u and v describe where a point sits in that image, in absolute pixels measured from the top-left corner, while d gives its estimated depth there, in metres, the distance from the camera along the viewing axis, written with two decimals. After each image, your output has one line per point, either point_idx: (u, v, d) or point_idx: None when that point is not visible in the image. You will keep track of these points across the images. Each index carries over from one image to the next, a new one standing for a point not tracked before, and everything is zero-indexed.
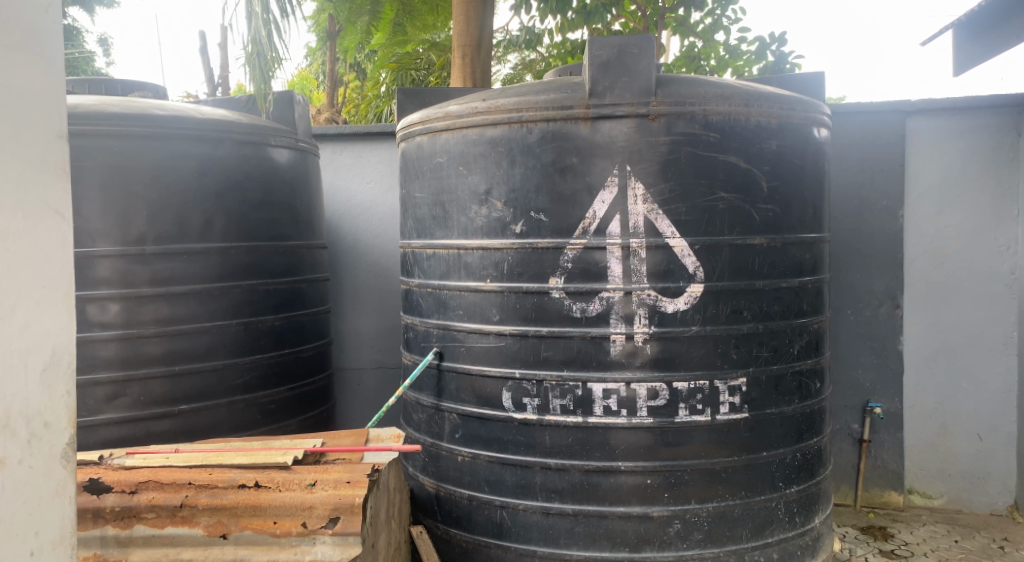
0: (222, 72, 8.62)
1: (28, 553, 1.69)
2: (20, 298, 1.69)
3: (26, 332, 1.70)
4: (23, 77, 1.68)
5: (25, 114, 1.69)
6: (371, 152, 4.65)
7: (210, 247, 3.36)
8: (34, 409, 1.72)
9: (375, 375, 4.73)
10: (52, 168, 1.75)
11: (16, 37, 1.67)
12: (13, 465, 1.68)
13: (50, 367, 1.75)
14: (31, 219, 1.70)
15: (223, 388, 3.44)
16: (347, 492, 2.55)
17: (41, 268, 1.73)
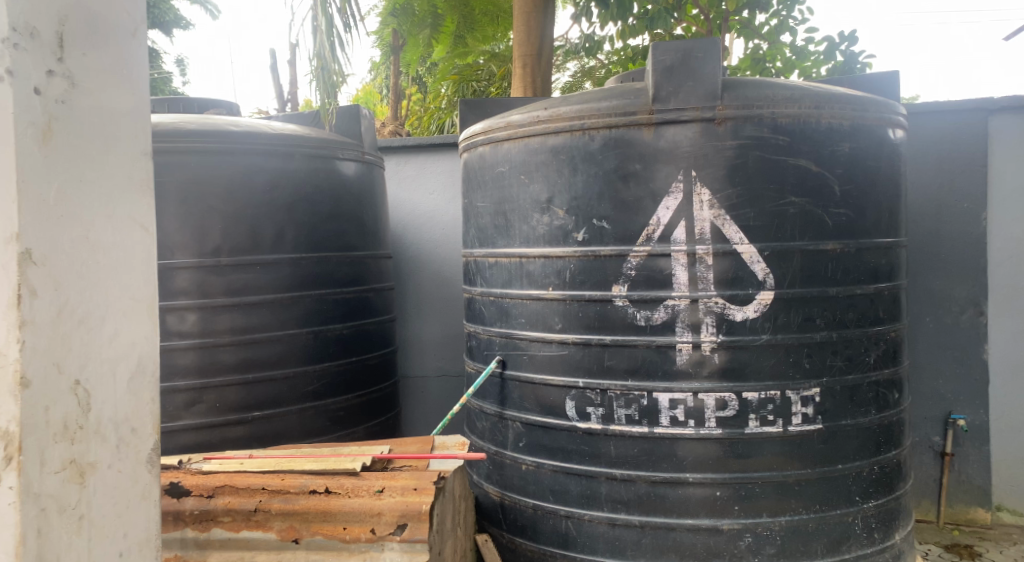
0: (291, 89, 8.81)
1: (117, 554, 1.78)
2: (109, 309, 1.76)
3: (113, 342, 1.77)
4: (113, 98, 1.78)
5: (113, 133, 1.77)
6: (434, 163, 4.68)
7: (282, 258, 3.42)
8: (122, 414, 1.80)
9: (439, 384, 4.74)
10: (137, 183, 1.83)
11: (106, 59, 1.77)
12: (104, 468, 1.76)
13: (135, 374, 1.83)
14: (119, 232, 1.78)
15: (293, 396, 3.49)
16: (415, 499, 2.56)
17: (127, 280, 1.81)
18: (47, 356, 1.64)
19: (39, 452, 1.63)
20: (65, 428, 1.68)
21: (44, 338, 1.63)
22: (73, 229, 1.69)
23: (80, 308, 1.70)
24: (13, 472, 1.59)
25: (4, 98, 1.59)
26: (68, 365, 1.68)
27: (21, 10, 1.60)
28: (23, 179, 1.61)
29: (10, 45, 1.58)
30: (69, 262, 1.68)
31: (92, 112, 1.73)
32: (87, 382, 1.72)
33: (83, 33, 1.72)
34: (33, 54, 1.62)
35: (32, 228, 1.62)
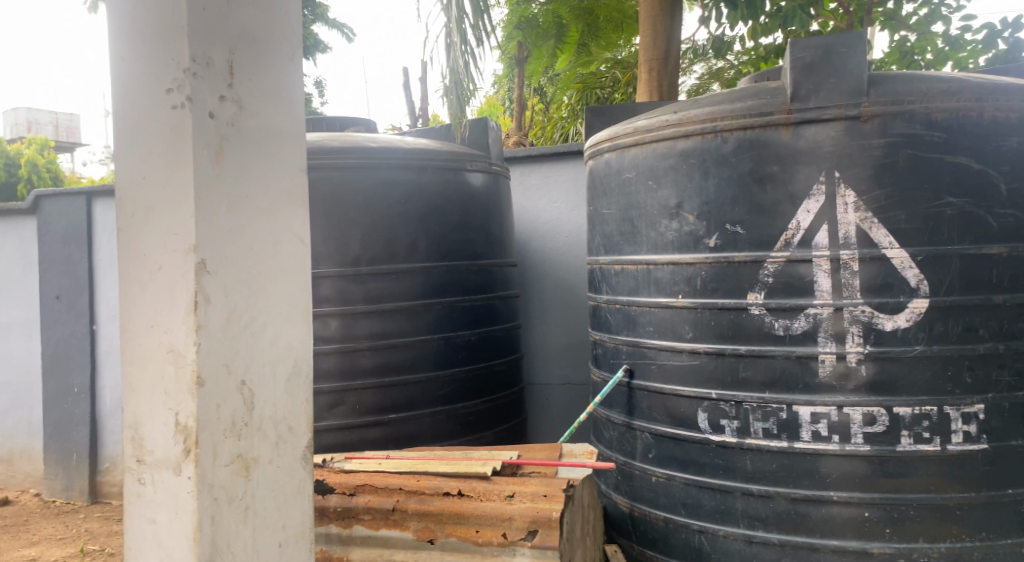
0: (423, 105, 9.04)
1: (278, 544, 1.98)
2: (270, 315, 1.98)
3: (274, 346, 1.99)
4: (274, 119, 2.01)
5: (275, 153, 2.00)
6: (558, 171, 4.65)
7: (415, 267, 3.47)
8: (281, 413, 2.02)
9: (564, 392, 4.69)
10: (296, 199, 2.06)
11: (268, 84, 2.00)
12: (266, 463, 1.98)
13: (293, 376, 2.05)
14: (280, 244, 2.01)
15: (425, 399, 3.52)
16: (545, 505, 2.53)
17: (286, 288, 2.02)
18: (217, 357, 1.88)
19: (212, 446, 1.87)
20: (233, 425, 1.92)
21: (216, 339, 1.88)
22: (240, 242, 1.93)
23: (246, 312, 1.93)
24: (190, 464, 1.85)
25: (185, 123, 1.86)
26: (236, 366, 1.92)
27: (199, 43, 1.86)
28: (199, 197, 1.85)
29: (190, 75, 1.85)
30: (237, 270, 1.92)
31: (257, 132, 1.97)
32: (251, 382, 1.95)
33: (248, 61, 1.96)
34: (208, 80, 1.88)
35: (207, 240, 1.86)
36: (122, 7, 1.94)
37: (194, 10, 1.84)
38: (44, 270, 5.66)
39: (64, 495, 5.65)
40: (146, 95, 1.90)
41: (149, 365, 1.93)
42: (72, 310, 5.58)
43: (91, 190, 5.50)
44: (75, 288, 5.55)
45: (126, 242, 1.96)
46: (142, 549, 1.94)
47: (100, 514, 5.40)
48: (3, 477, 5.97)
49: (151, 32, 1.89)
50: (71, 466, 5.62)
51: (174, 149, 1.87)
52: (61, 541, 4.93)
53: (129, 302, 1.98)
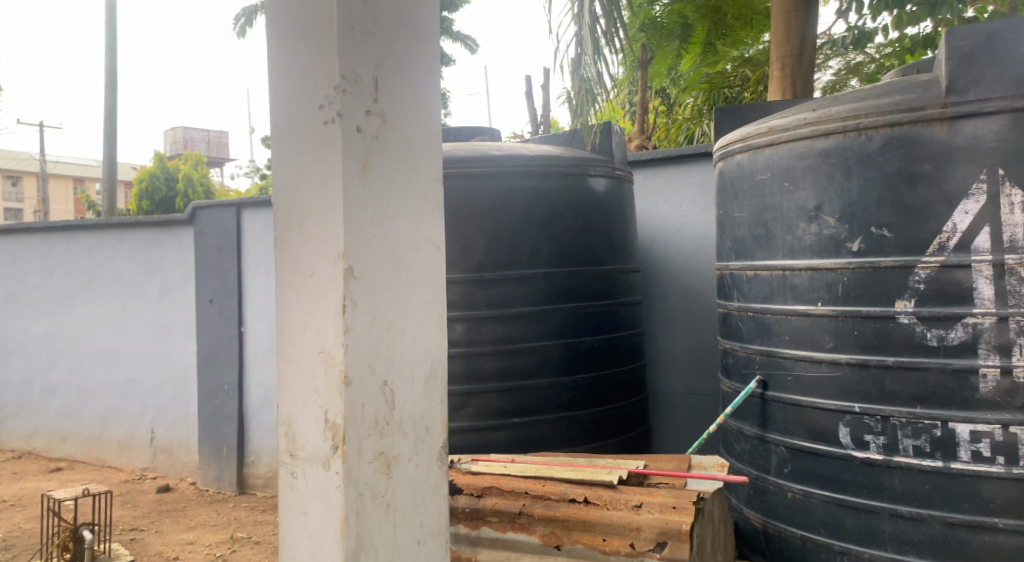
0: (544, 111, 9.07)
1: (415, 542, 1.98)
2: (408, 319, 1.99)
3: (412, 348, 2.00)
4: (414, 130, 2.02)
5: (415, 163, 2.02)
6: (683, 175, 4.51)
7: (538, 272, 3.42)
8: (419, 414, 2.01)
9: (690, 402, 4.54)
10: (433, 207, 2.06)
11: (409, 96, 2.01)
12: (406, 462, 1.97)
13: (430, 377, 2.04)
14: (418, 250, 2.01)
15: (548, 405, 3.46)
16: (674, 516, 2.43)
17: (424, 293, 2.03)
18: (362, 359, 1.90)
19: (358, 443, 1.89)
20: (376, 423, 1.92)
21: (361, 341, 1.89)
22: (382, 248, 1.94)
23: (387, 316, 1.95)
24: (338, 459, 1.87)
25: (335, 137, 1.89)
26: (379, 366, 1.93)
27: (348, 61, 1.90)
28: (348, 207, 1.88)
29: (340, 91, 1.89)
30: (380, 276, 1.94)
31: (399, 143, 1.98)
32: (392, 382, 1.95)
33: (393, 75, 1.98)
34: (356, 95, 1.91)
35: (354, 247, 1.89)
36: (275, 28, 2.00)
37: (343, 30, 1.88)
38: (201, 275, 6.20)
39: (217, 485, 6.08)
40: (299, 112, 1.95)
41: (298, 366, 1.96)
42: (223, 313, 6.08)
43: (240, 202, 6.02)
44: (227, 293, 6.03)
45: (280, 247, 2.00)
46: (294, 541, 1.96)
47: (247, 504, 5.75)
48: (164, 467, 6.50)
49: (304, 52, 1.94)
50: (222, 457, 6.05)
51: (324, 161, 1.91)
52: (214, 527, 5.31)
53: (285, 304, 2.01)
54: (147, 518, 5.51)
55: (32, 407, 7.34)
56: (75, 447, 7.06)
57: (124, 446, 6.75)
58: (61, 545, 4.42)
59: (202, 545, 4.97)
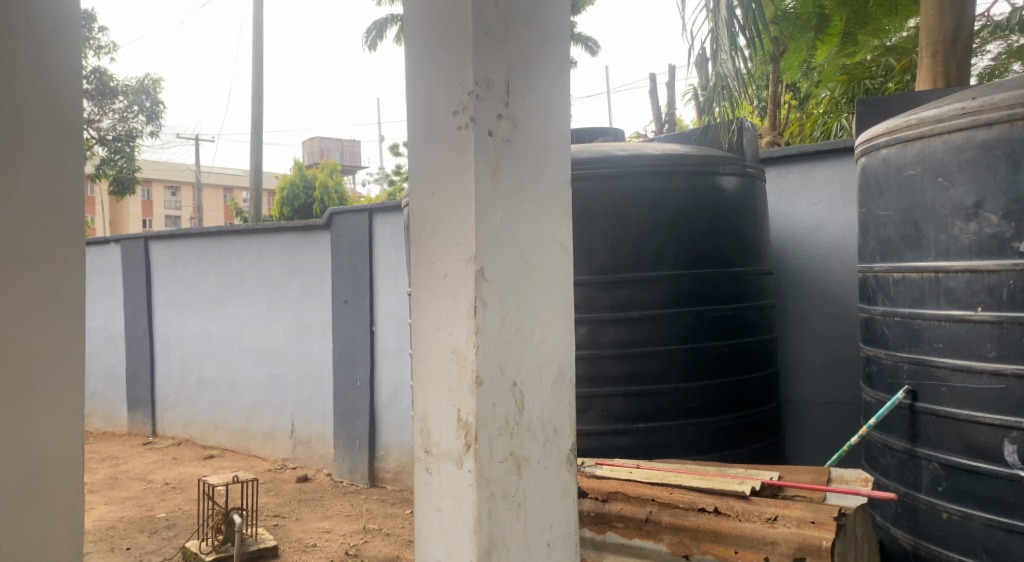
0: (670, 109, 8.89)
1: (546, 544, 1.95)
2: (537, 321, 1.96)
3: (541, 350, 1.96)
4: (543, 133, 2.00)
5: (543, 165, 2.00)
6: (820, 171, 4.29)
7: (663, 275, 3.31)
8: (548, 416, 1.98)
9: (827, 412, 4.31)
10: (560, 209, 2.03)
11: (538, 100, 1.99)
12: (535, 463, 1.94)
13: (558, 380, 2.00)
14: (545, 252, 1.99)
15: (675, 411, 3.35)
16: (812, 532, 2.29)
17: (551, 295, 2.00)
18: (493, 359, 1.87)
19: (489, 443, 1.86)
20: (507, 423, 1.89)
21: (492, 342, 1.87)
22: (511, 250, 1.92)
23: (516, 317, 1.92)
24: (471, 458, 1.84)
25: (469, 142, 1.88)
26: (508, 367, 1.90)
27: (482, 66, 1.89)
28: (480, 210, 1.87)
29: (474, 96, 1.87)
30: (510, 278, 1.91)
31: (528, 146, 1.96)
32: (522, 384, 1.92)
33: (523, 78, 1.96)
34: (489, 100, 1.90)
35: (487, 250, 1.87)
36: (409, 35, 2.00)
37: (478, 35, 1.87)
38: (336, 277, 6.43)
39: (350, 477, 6.27)
40: (432, 118, 1.94)
41: (429, 366, 1.94)
42: (357, 313, 6.27)
43: (373, 208, 6.21)
44: (360, 293, 6.23)
45: (412, 250, 1.99)
46: (425, 537, 1.94)
47: (378, 497, 5.89)
48: (303, 458, 6.77)
49: (437, 58, 1.94)
50: (355, 451, 6.23)
51: (457, 166, 1.90)
52: (349, 517, 5.47)
53: (417, 304, 2.00)
54: (288, 505, 5.75)
55: (188, 398, 7.82)
56: (225, 437, 7.46)
57: (267, 437, 7.08)
58: (213, 527, 4.68)
59: (337, 534, 5.13)
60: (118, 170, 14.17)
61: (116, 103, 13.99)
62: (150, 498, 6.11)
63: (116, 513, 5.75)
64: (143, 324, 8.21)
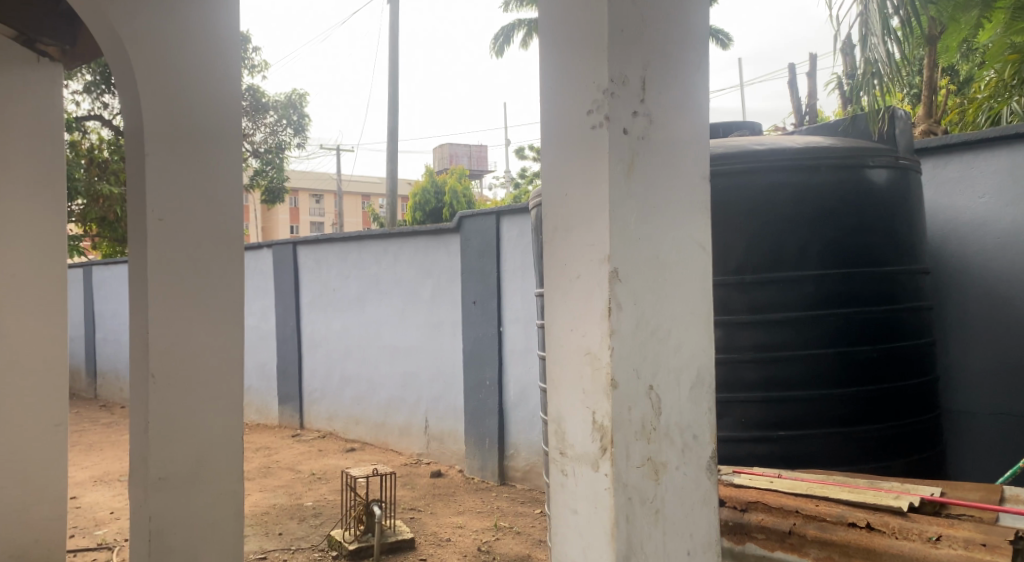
0: (812, 100, 8.48)
1: (685, 552, 1.88)
2: (674, 323, 1.89)
3: (679, 353, 1.90)
4: (680, 129, 1.93)
5: (680, 162, 1.93)
6: (986, 161, 3.97)
7: (806, 275, 3.14)
8: (686, 421, 1.90)
9: (994, 424, 3.98)
10: (698, 207, 1.95)
11: (675, 94, 1.92)
12: (674, 470, 1.87)
13: (696, 384, 1.93)
14: (682, 251, 1.92)
15: (821, 419, 3.16)
16: (982, 556, 2.10)
17: (689, 297, 1.92)
18: (628, 362, 1.82)
19: (625, 448, 1.80)
20: (643, 428, 1.83)
21: (627, 345, 1.82)
22: (647, 251, 1.86)
23: (652, 320, 1.86)
24: (607, 462, 1.79)
25: (603, 141, 1.83)
26: (644, 371, 1.84)
27: (617, 63, 1.84)
28: (615, 210, 1.82)
29: (609, 94, 1.83)
30: (646, 279, 1.85)
31: (665, 143, 1.90)
32: (659, 388, 1.86)
33: (660, 73, 1.89)
34: (624, 98, 1.84)
35: (621, 250, 1.82)
36: (541, 34, 1.97)
37: (613, 32, 1.82)
38: (465, 279, 6.52)
39: (481, 475, 6.33)
40: (565, 117, 1.90)
41: (561, 369, 1.90)
42: (486, 313, 6.33)
43: (500, 211, 6.25)
44: (488, 294, 6.28)
45: (543, 251, 1.95)
46: (561, 539, 1.89)
47: (509, 495, 5.92)
48: (436, 454, 6.91)
49: (569, 57, 1.90)
50: (486, 449, 6.29)
51: (590, 165, 1.85)
52: (480, 513, 5.53)
53: (549, 305, 1.96)
54: (423, 499, 5.87)
55: (331, 394, 8.15)
56: (364, 431, 7.73)
57: (403, 432, 7.27)
58: (355, 517, 4.84)
59: (470, 530, 5.19)
60: (269, 181, 14.95)
61: (267, 117, 14.76)
62: (298, 487, 6.41)
63: (269, 500, 6.05)
64: (290, 324, 8.64)
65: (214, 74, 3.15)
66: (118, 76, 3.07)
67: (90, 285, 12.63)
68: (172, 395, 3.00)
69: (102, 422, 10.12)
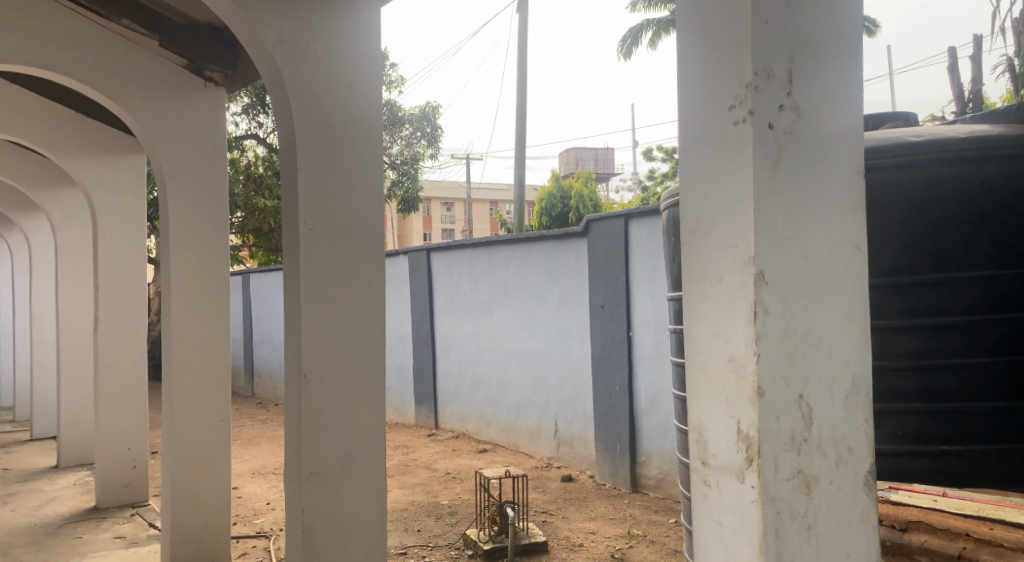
0: (973, 87, 7.88)
1: None
2: (825, 328, 1.81)
3: (831, 360, 1.81)
4: (831, 123, 1.84)
5: (831, 158, 1.84)
6: None
7: (974, 276, 2.67)
8: (840, 433, 1.81)
9: None
10: (852, 205, 1.86)
11: (826, 87, 1.84)
12: (827, 484, 1.78)
13: (851, 394, 1.83)
14: (834, 252, 1.83)
15: (991, 435, 2.71)
16: None
17: (841, 299, 1.83)
18: (776, 369, 1.74)
19: (774, 459, 1.72)
20: (793, 439, 1.75)
21: (774, 351, 1.74)
22: (796, 252, 1.78)
23: (803, 325, 1.78)
24: (754, 473, 1.71)
25: (747, 138, 1.75)
26: (794, 378, 1.76)
27: (762, 56, 1.76)
28: (760, 210, 1.74)
29: (753, 89, 1.75)
30: (795, 282, 1.77)
31: (814, 138, 1.81)
32: (809, 397, 1.77)
33: (808, 65, 1.81)
34: (770, 92, 1.76)
35: (767, 251, 1.74)
36: (677, 28, 1.91)
37: (757, 24, 1.75)
38: (593, 283, 6.48)
39: (613, 481, 6.26)
40: (705, 113, 1.83)
41: (702, 376, 1.83)
42: (614, 318, 6.27)
43: (628, 214, 6.16)
44: (617, 299, 6.23)
45: (682, 254, 1.88)
46: (706, 551, 1.82)
47: (642, 503, 5.82)
48: (567, 458, 6.89)
49: (708, 51, 1.83)
50: (617, 455, 6.22)
51: (733, 163, 1.78)
52: (613, 520, 5.47)
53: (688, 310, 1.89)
54: (556, 503, 5.88)
55: (464, 396, 8.29)
56: (496, 433, 7.81)
57: (534, 435, 7.30)
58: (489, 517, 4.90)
59: (603, 536, 5.15)
60: (405, 191, 15.26)
61: (403, 131, 15.27)
62: (434, 485, 6.56)
63: (407, 497, 6.23)
64: (425, 327, 8.86)
65: (358, 88, 3.27)
66: (272, 94, 3.24)
67: (248, 291, 13.46)
68: (321, 395, 3.13)
69: (259, 418, 10.75)
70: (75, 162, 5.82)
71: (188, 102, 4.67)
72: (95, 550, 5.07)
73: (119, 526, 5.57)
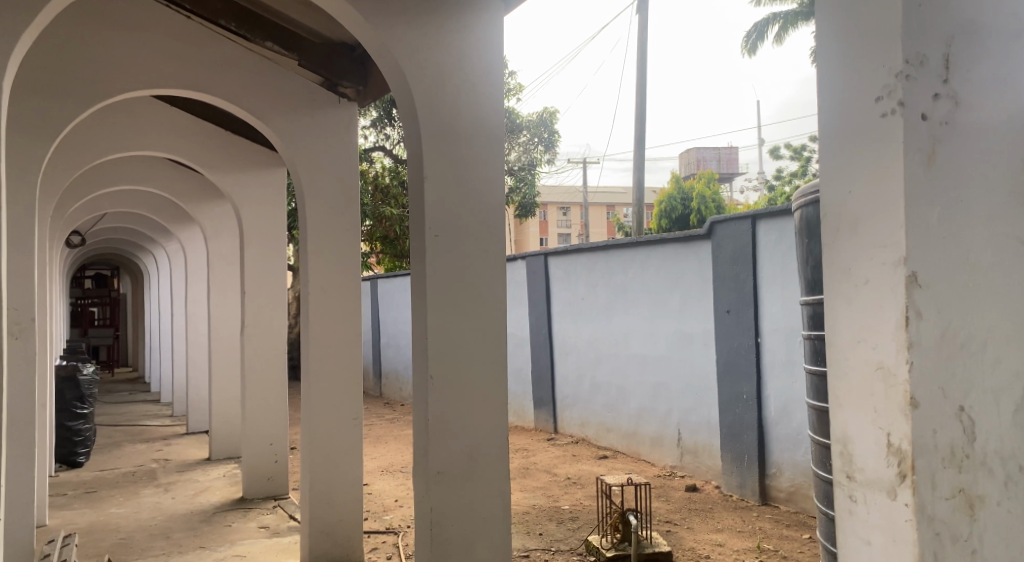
0: None
1: None
2: (988, 335, 1.69)
3: (995, 369, 1.69)
4: (991, 113, 1.72)
5: (991, 151, 1.72)
6: None
7: None
8: (1006, 449, 1.69)
9: None
10: (1014, 202, 1.74)
11: (985, 75, 1.72)
12: (992, 504, 1.66)
13: (1018, 407, 1.70)
14: (997, 252, 1.71)
15: None
16: None
17: (1004, 304, 1.71)
18: (933, 378, 1.61)
19: (932, 477, 1.60)
20: (953, 455, 1.62)
21: (929, 360, 1.61)
22: (956, 252, 1.66)
23: (963, 331, 1.66)
24: (908, 490, 1.59)
25: (897, 129, 1.63)
26: (953, 390, 1.63)
27: (914, 41, 1.63)
28: (911, 208, 1.62)
29: (903, 77, 1.63)
30: (954, 285, 1.65)
31: (972, 130, 1.70)
32: (971, 409, 1.65)
33: (966, 51, 1.69)
34: (923, 80, 1.64)
35: (921, 251, 1.62)
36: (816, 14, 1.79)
37: (909, 6, 1.62)
38: (719, 287, 6.30)
39: (740, 492, 6.05)
40: (847, 104, 1.71)
41: (847, 384, 1.70)
42: (741, 323, 6.07)
43: (756, 214, 5.95)
44: (744, 304, 6.02)
45: (822, 255, 1.76)
46: None
47: (771, 516, 5.60)
48: (691, 467, 6.71)
49: (850, 36, 1.70)
50: (745, 465, 6.01)
51: (880, 157, 1.65)
52: (742, 533, 5.28)
53: (829, 316, 1.76)
54: (680, 513, 5.74)
55: (583, 402, 8.23)
56: (616, 440, 7.71)
57: (656, 443, 7.16)
58: (612, 524, 4.82)
59: (731, 549, 4.98)
60: (522, 196, 15.37)
61: (521, 137, 15.35)
62: (555, 489, 6.54)
63: (529, 500, 6.23)
64: (544, 331, 8.85)
65: (483, 93, 3.28)
66: (401, 104, 3.31)
67: (375, 296, 13.88)
68: (448, 397, 3.16)
69: (386, 418, 11.04)
70: (220, 174, 6.15)
71: (322, 115, 4.86)
72: (242, 538, 5.32)
73: (264, 517, 5.84)
